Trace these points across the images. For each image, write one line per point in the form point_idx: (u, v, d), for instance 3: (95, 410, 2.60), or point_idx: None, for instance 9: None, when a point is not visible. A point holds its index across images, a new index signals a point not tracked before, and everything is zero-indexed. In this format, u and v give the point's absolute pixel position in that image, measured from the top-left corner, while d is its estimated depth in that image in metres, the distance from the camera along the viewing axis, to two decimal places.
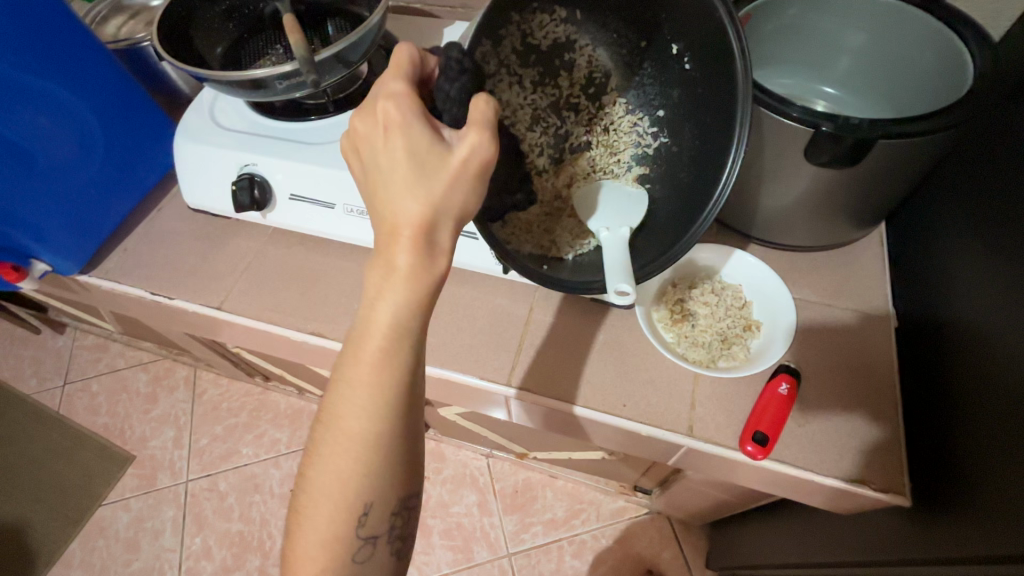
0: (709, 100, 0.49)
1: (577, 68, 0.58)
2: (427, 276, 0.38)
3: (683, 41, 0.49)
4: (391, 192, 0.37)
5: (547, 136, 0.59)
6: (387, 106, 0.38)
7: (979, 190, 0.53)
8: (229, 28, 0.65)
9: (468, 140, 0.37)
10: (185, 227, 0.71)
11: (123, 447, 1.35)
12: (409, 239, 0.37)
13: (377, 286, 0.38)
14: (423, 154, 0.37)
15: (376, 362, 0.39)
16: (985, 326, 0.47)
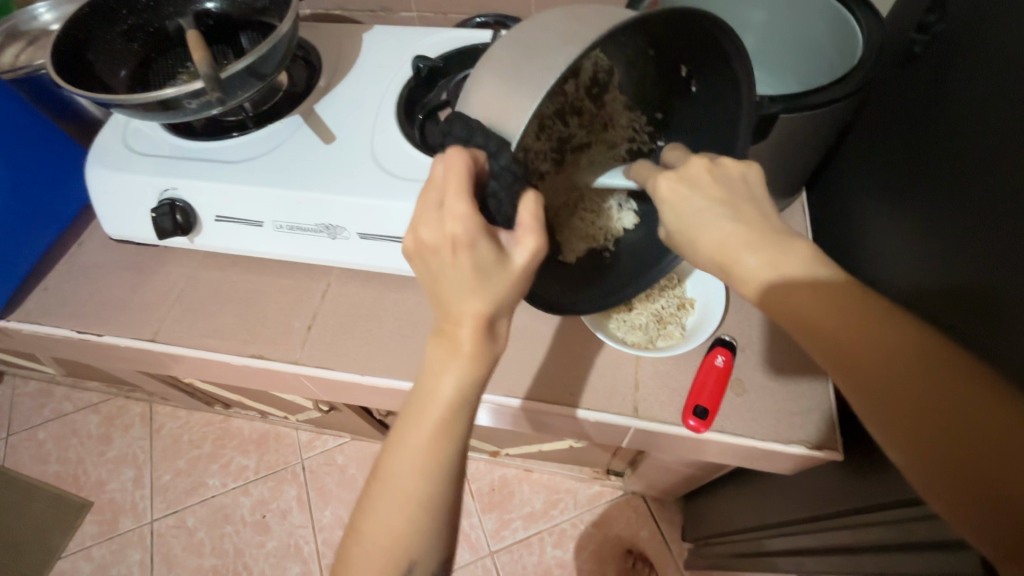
0: (717, 127, 0.46)
1: (579, 72, 0.48)
2: (486, 362, 0.37)
3: (695, 68, 0.45)
4: (454, 297, 0.35)
5: (549, 142, 0.49)
6: (448, 227, 0.34)
7: (882, 151, 0.57)
8: (135, 49, 0.62)
9: (531, 244, 0.35)
10: (110, 259, 0.68)
11: (79, 494, 1.29)
12: (471, 335, 0.36)
13: (438, 361, 0.36)
14: (490, 268, 0.34)
15: (436, 432, 0.37)
16: (907, 270, 0.51)
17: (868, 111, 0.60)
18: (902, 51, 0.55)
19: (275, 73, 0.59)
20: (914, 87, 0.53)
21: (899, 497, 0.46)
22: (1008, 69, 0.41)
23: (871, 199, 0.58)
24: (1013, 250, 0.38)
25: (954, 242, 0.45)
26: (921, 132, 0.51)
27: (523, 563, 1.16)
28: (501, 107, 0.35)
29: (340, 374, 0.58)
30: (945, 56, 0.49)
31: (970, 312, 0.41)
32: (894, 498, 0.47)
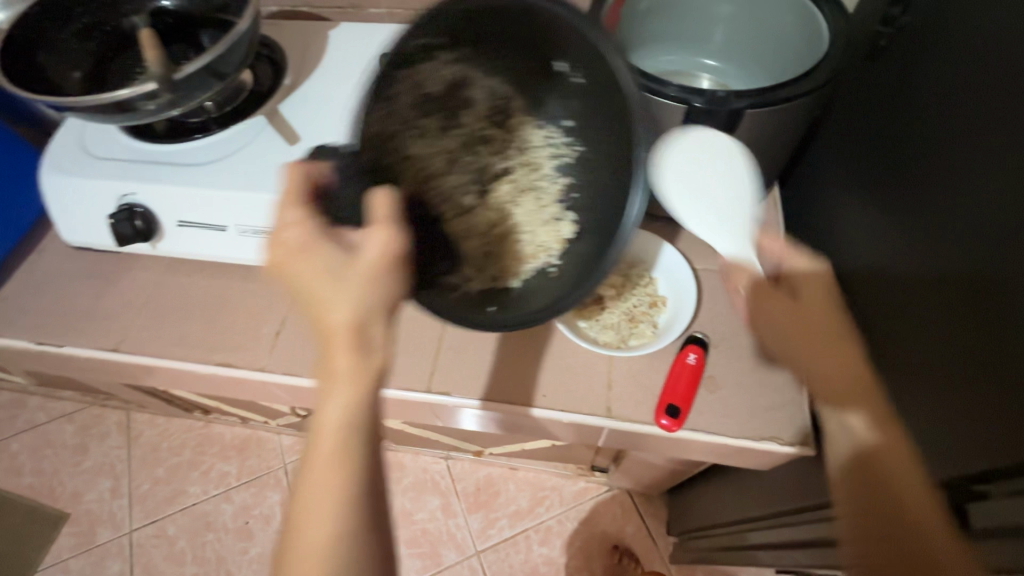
0: (608, 112, 0.44)
1: (477, 103, 0.51)
2: (368, 371, 0.36)
3: (569, 60, 0.44)
4: (316, 306, 0.37)
5: (466, 174, 0.53)
6: (286, 232, 0.39)
7: (852, 143, 0.57)
8: (89, 49, 0.60)
9: (379, 237, 0.37)
10: (71, 267, 0.65)
11: (55, 506, 1.26)
12: (345, 340, 0.36)
13: (323, 385, 0.37)
14: (336, 266, 0.37)
15: (332, 455, 0.35)
16: (879, 263, 0.51)
17: (836, 104, 0.61)
18: (867, 43, 0.55)
19: (237, 73, 0.57)
20: (879, 80, 0.53)
21: None
22: (970, 60, 0.42)
23: (841, 192, 0.58)
24: (983, 242, 0.38)
25: (924, 234, 0.45)
26: (887, 126, 0.51)
27: (510, 562, 1.16)
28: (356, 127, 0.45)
29: (311, 381, 0.57)
30: (908, 49, 0.49)
31: (946, 303, 0.41)
32: None
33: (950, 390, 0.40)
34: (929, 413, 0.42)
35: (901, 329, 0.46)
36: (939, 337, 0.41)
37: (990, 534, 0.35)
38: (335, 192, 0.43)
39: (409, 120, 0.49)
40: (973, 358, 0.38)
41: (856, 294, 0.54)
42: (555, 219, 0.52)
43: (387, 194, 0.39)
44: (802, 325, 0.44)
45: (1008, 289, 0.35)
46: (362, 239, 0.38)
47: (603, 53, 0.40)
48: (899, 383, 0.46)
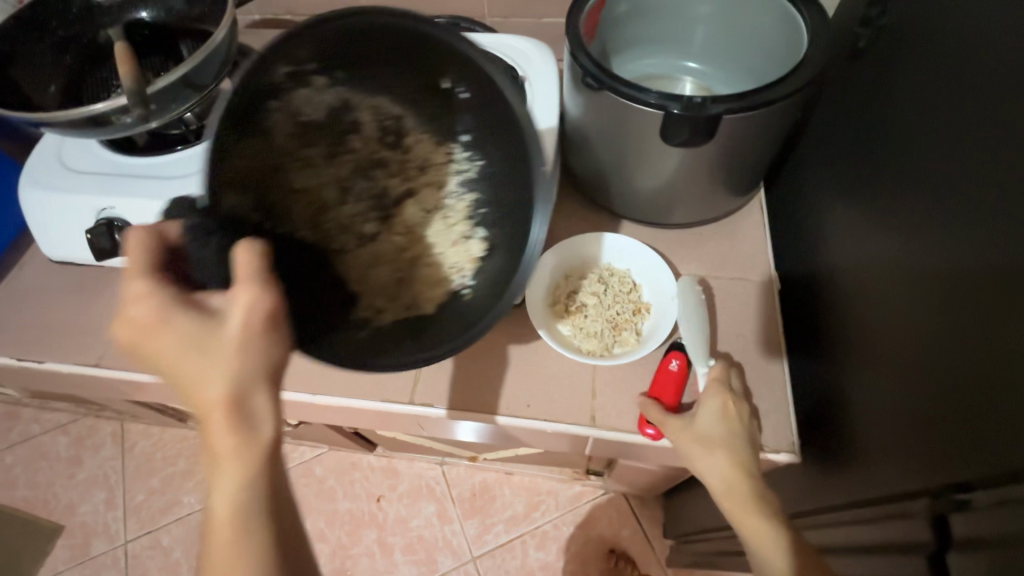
0: (504, 127, 0.43)
1: (365, 125, 0.48)
2: (251, 449, 0.35)
3: (454, 76, 0.43)
4: (185, 384, 0.35)
5: (363, 202, 0.49)
6: (133, 307, 0.35)
7: (834, 146, 0.57)
8: (66, 63, 0.59)
9: (243, 300, 0.35)
10: (53, 281, 0.65)
11: (49, 519, 1.26)
12: (223, 421, 0.34)
13: (209, 472, 0.35)
14: (199, 337, 0.35)
15: (228, 544, 0.34)
16: (860, 266, 0.51)
17: (818, 106, 0.60)
18: (848, 45, 0.55)
19: (215, 84, 0.57)
20: (860, 81, 0.53)
21: (870, 495, 0.46)
22: (943, 61, 0.42)
23: (827, 192, 0.58)
24: (969, 244, 0.37)
25: (912, 236, 0.44)
26: (869, 126, 0.51)
27: (506, 568, 1.15)
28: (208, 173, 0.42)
29: (294, 394, 0.56)
30: (888, 50, 0.49)
31: (938, 308, 0.40)
32: (865, 497, 0.46)
33: (937, 395, 0.39)
34: (917, 419, 0.41)
35: (890, 333, 0.45)
36: (932, 342, 0.40)
37: (973, 542, 0.34)
38: (190, 254, 0.41)
39: (288, 152, 0.46)
40: (951, 357, 0.38)
41: (838, 299, 0.54)
42: (465, 237, 0.49)
43: (249, 248, 0.36)
44: (701, 447, 0.49)
45: (997, 292, 0.35)
46: (226, 304, 0.36)
47: (490, 74, 0.40)
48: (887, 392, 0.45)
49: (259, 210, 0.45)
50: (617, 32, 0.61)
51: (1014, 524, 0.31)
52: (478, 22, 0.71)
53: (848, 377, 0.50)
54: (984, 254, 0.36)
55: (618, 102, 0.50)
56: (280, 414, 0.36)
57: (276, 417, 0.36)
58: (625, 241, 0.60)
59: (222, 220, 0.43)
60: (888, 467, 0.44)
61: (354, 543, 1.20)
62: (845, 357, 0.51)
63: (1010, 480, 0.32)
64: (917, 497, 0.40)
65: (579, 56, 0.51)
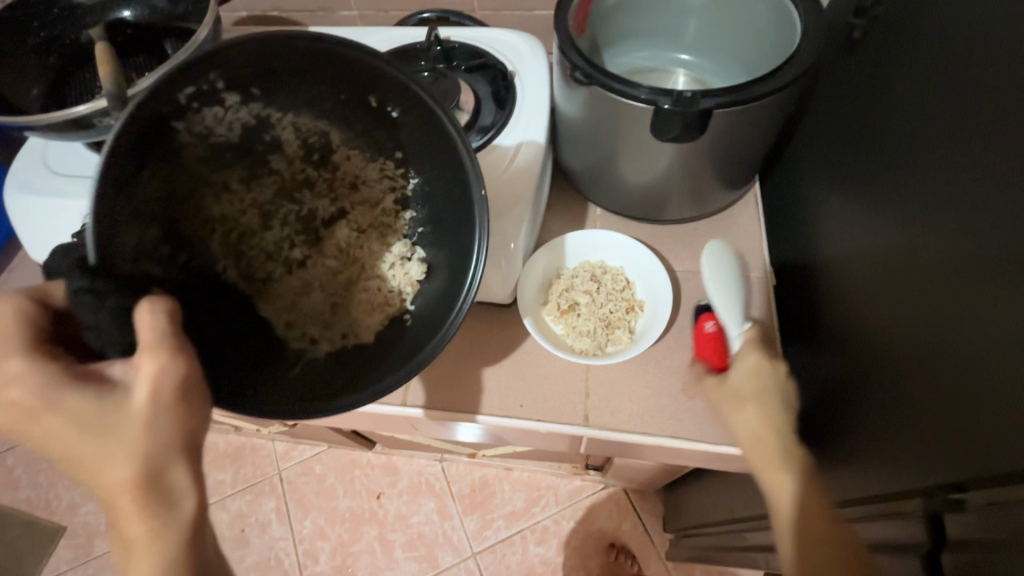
0: (445, 153, 0.45)
1: (287, 143, 0.45)
2: (172, 533, 0.31)
3: (386, 98, 0.42)
4: (82, 474, 0.30)
5: (289, 224, 0.47)
6: (7, 393, 0.30)
7: (829, 139, 0.56)
8: (49, 65, 0.58)
9: (149, 370, 0.31)
10: None
11: (52, 519, 1.26)
12: (132, 507, 0.30)
13: (120, 560, 0.31)
14: (92, 420, 0.30)
15: None
16: (852, 259, 0.51)
17: (813, 98, 0.59)
18: (843, 35, 0.54)
19: None
20: (856, 72, 0.51)
21: (867, 492, 0.45)
22: (938, 52, 0.41)
23: (823, 186, 0.57)
24: (970, 243, 0.36)
25: (914, 236, 0.42)
26: (865, 120, 0.50)
27: (506, 563, 1.16)
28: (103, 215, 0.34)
29: None
30: (883, 40, 0.48)
31: (945, 321, 0.38)
32: (862, 494, 0.46)
33: (937, 399, 0.38)
34: (916, 422, 0.40)
35: (890, 334, 0.44)
36: (934, 350, 0.38)
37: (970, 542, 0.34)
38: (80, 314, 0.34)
39: (200, 178, 0.40)
40: (945, 357, 0.37)
41: (831, 294, 0.53)
42: (403, 258, 0.50)
43: (154, 308, 0.32)
44: (732, 401, 0.47)
45: (998, 291, 0.34)
46: (129, 374, 0.31)
47: (432, 109, 0.42)
48: (888, 397, 0.43)
49: (168, 241, 0.39)
50: (608, 25, 0.60)
51: (1011, 526, 0.31)
52: (468, 16, 0.70)
53: (845, 375, 0.49)
54: (977, 249, 0.35)
55: (607, 98, 0.49)
56: (204, 486, 0.32)
57: (198, 490, 0.32)
58: (617, 239, 0.60)
59: (121, 283, 0.34)
60: (884, 464, 0.43)
61: (354, 541, 1.20)
62: (839, 353, 0.51)
63: (1010, 481, 0.31)
64: (914, 497, 0.39)
65: (569, 52, 0.50)
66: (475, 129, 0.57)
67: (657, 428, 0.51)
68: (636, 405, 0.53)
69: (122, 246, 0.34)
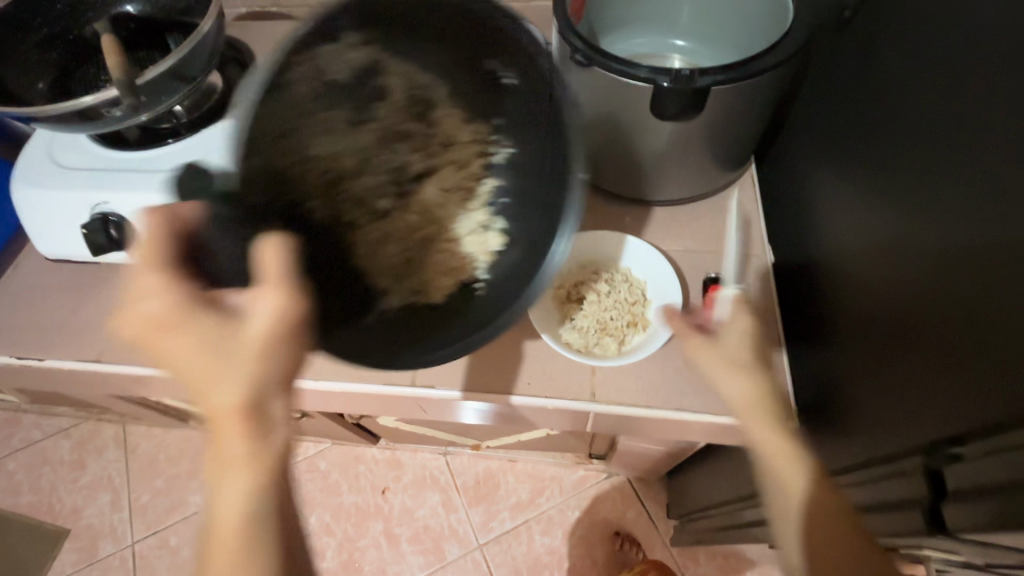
0: (544, 125, 0.46)
1: (391, 94, 0.46)
2: (266, 456, 0.33)
3: (507, 60, 0.44)
4: (194, 388, 0.33)
5: (377, 176, 0.48)
6: (142, 306, 0.34)
7: (822, 116, 0.57)
8: (53, 59, 0.59)
9: (267, 305, 0.34)
10: (50, 280, 0.65)
11: (55, 522, 1.26)
12: (234, 427, 0.32)
13: (212, 473, 0.33)
14: (216, 339, 0.33)
15: (237, 557, 0.32)
16: (847, 234, 0.52)
17: (805, 80, 0.61)
18: (833, 16, 0.55)
19: (204, 77, 0.56)
20: (847, 50, 0.53)
21: (870, 456, 0.46)
22: (926, 25, 0.42)
23: (818, 164, 0.58)
24: (969, 215, 0.37)
25: (910, 216, 0.43)
26: (860, 97, 0.51)
27: (512, 553, 1.17)
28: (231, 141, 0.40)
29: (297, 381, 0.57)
30: (872, 18, 0.49)
31: (945, 278, 0.39)
32: (866, 458, 0.47)
33: (939, 367, 0.39)
34: (919, 392, 0.40)
35: (891, 311, 0.45)
36: (933, 328, 0.39)
37: (971, 493, 0.35)
38: (211, 243, 0.40)
39: (304, 114, 0.42)
40: (947, 323, 0.38)
41: (830, 268, 0.54)
42: (482, 226, 0.52)
43: (279, 247, 0.36)
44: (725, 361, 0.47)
45: (993, 251, 0.35)
46: (248, 306, 0.35)
47: (547, 72, 0.42)
48: (888, 364, 0.44)
49: (273, 180, 0.42)
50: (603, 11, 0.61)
51: (1011, 473, 0.32)
52: None
53: (844, 346, 0.51)
54: (974, 211, 0.37)
55: (607, 79, 0.50)
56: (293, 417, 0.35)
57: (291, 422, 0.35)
58: (656, 257, 0.60)
59: (245, 208, 0.40)
60: (883, 428, 0.44)
61: (361, 536, 1.20)
62: (839, 324, 0.52)
63: (1006, 429, 0.33)
64: (912, 457, 0.41)
65: (568, 35, 0.51)
66: None
67: (660, 402, 0.53)
68: (640, 380, 0.54)
69: (247, 167, 0.39)
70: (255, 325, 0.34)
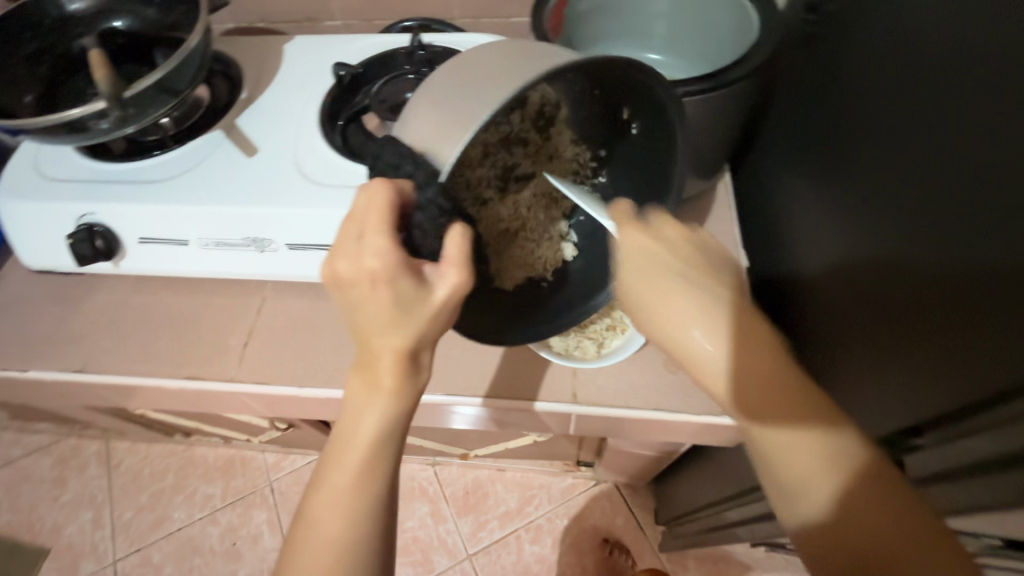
0: (650, 176, 0.51)
1: (529, 103, 0.52)
2: (412, 394, 0.39)
3: (637, 111, 0.49)
4: (371, 330, 0.38)
5: (493, 169, 0.54)
6: (366, 261, 0.36)
7: (793, 126, 0.60)
8: (41, 72, 0.60)
9: (451, 280, 0.38)
10: (34, 291, 0.65)
11: (35, 541, 1.23)
12: (395, 367, 0.38)
13: (361, 396, 0.39)
14: (408, 301, 0.37)
15: (356, 478, 0.39)
16: (820, 243, 0.54)
17: (775, 92, 0.64)
18: (801, 31, 0.58)
19: (191, 89, 0.57)
20: (814, 63, 0.56)
21: None
22: (886, 37, 0.45)
23: (792, 171, 0.60)
24: (932, 224, 0.38)
25: (881, 225, 0.45)
26: (827, 107, 0.53)
27: (502, 563, 1.16)
28: (407, 117, 0.41)
29: (281, 388, 0.57)
30: (835, 32, 0.52)
31: (914, 292, 0.40)
32: None
33: (911, 369, 0.40)
34: (895, 393, 0.42)
35: (865, 316, 0.46)
36: (909, 338, 0.40)
37: (944, 476, 0.37)
38: (415, 220, 0.38)
39: None
40: (916, 329, 0.40)
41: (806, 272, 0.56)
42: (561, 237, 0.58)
43: (465, 235, 0.38)
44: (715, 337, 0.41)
45: (954, 251, 0.36)
46: (434, 275, 0.38)
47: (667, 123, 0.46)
48: (866, 366, 0.46)
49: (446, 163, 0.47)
50: (581, 26, 0.63)
51: (990, 453, 0.33)
52: (449, 23, 0.74)
53: (823, 348, 0.52)
54: (935, 213, 0.38)
55: None
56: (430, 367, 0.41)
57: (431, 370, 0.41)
58: None
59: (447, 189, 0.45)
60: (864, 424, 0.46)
61: None
62: (818, 327, 0.53)
63: (979, 415, 0.34)
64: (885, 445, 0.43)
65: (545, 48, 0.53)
66: None
67: (641, 402, 0.54)
68: (621, 381, 0.55)
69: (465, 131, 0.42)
70: (433, 292, 0.37)
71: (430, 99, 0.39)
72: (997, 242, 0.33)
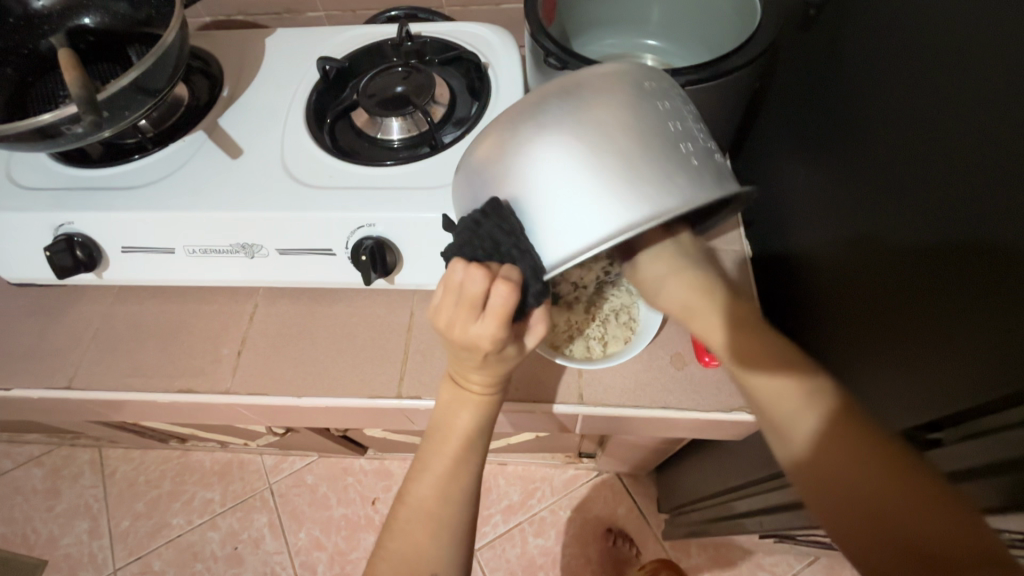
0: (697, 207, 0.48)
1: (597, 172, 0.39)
2: (495, 403, 0.45)
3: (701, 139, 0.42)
4: (473, 368, 0.42)
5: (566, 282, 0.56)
6: (483, 340, 0.38)
7: (793, 113, 0.59)
8: (8, 75, 0.57)
9: (539, 333, 0.43)
10: (13, 305, 0.63)
11: (31, 554, 1.21)
12: (485, 386, 0.44)
13: (454, 399, 0.44)
14: (506, 358, 0.41)
15: (451, 470, 0.42)
16: (813, 238, 0.55)
17: (777, 75, 0.62)
18: (800, 12, 0.56)
19: (169, 88, 0.54)
20: (813, 46, 0.54)
21: None
22: (890, 20, 0.43)
23: (790, 158, 0.60)
24: (939, 220, 0.38)
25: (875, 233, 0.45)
26: (826, 92, 0.52)
27: (506, 557, 1.16)
28: (492, 154, 0.39)
29: (277, 398, 0.55)
30: (838, 13, 0.50)
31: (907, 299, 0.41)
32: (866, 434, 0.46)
33: (914, 366, 0.40)
34: (903, 387, 0.42)
35: (863, 314, 0.47)
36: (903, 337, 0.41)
37: (968, 472, 0.36)
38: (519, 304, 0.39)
39: None
40: (916, 327, 0.40)
41: (806, 257, 0.56)
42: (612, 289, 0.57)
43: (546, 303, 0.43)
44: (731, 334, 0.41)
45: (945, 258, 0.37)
46: (523, 329, 0.43)
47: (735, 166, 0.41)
48: (865, 356, 0.46)
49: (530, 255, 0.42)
50: (574, 13, 0.61)
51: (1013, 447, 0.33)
52: (436, 12, 0.71)
53: (827, 338, 0.52)
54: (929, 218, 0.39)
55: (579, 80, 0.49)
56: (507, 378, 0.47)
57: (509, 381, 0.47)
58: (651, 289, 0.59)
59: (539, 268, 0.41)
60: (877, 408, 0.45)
61: (351, 548, 1.19)
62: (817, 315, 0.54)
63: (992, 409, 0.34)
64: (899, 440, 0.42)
65: (540, 37, 0.51)
66: (452, 121, 0.59)
67: (648, 400, 0.53)
68: (626, 379, 0.54)
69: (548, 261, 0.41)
70: (525, 348, 0.42)
71: (526, 150, 0.37)
72: (991, 253, 0.33)
